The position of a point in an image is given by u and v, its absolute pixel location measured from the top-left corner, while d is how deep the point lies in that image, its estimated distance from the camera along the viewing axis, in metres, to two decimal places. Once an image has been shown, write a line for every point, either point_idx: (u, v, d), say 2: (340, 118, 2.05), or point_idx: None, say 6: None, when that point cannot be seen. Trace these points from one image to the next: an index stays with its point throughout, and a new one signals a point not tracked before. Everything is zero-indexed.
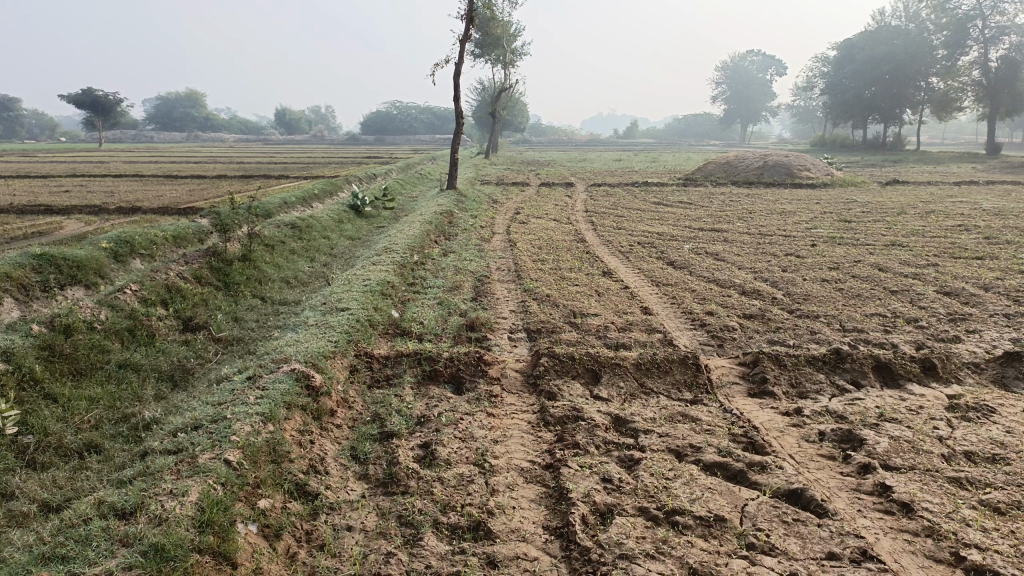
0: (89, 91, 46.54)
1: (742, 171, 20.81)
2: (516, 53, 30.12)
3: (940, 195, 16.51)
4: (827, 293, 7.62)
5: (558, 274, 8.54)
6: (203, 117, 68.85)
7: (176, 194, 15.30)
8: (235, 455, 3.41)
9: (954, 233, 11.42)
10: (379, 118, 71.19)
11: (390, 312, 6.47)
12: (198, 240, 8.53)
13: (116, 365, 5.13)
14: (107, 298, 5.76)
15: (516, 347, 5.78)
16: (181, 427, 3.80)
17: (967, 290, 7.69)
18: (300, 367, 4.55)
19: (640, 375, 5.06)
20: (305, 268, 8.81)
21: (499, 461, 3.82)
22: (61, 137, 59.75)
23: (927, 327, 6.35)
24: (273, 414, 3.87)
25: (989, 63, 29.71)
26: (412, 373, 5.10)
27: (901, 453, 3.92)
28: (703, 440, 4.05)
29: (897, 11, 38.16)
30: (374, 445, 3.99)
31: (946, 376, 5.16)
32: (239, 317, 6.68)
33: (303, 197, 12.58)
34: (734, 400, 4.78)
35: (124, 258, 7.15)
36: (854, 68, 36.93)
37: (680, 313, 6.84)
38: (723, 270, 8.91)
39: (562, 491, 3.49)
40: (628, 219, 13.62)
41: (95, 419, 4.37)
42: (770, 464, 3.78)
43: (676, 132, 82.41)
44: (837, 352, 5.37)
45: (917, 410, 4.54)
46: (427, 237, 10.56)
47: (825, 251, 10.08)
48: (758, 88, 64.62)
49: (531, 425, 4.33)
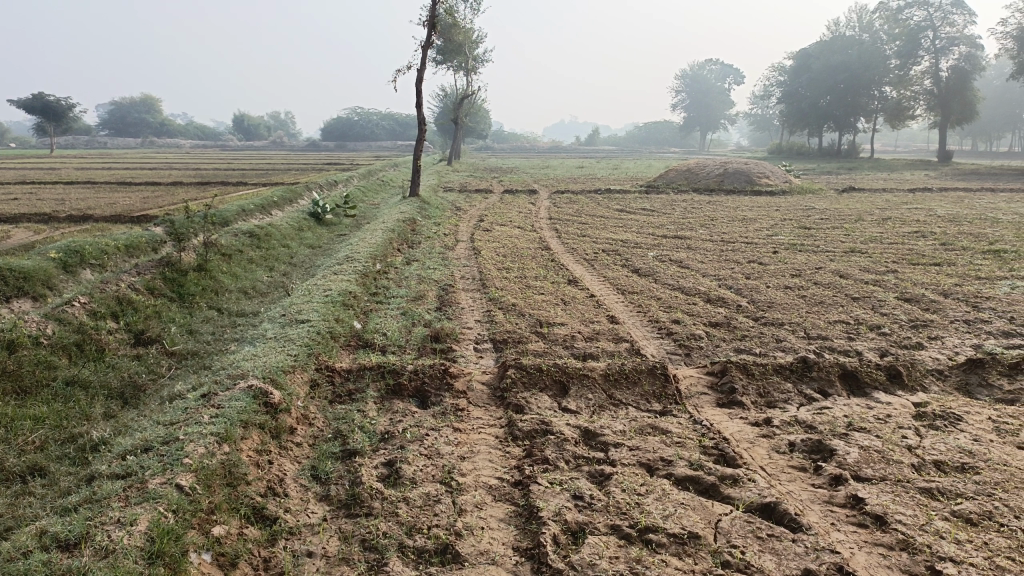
0: (40, 97, 45.27)
1: (703, 179, 20.97)
2: (478, 59, 30.05)
3: (896, 202, 16.83)
4: (791, 300, 7.66)
5: (524, 283, 8.45)
6: (159, 123, 67.47)
7: (130, 202, 14.86)
8: (188, 479, 3.23)
9: (912, 240, 11.60)
10: (339, 125, 70.56)
11: (352, 323, 6.31)
12: (152, 249, 8.25)
13: (63, 382, 4.89)
14: (53, 311, 5.50)
15: (481, 358, 5.67)
16: (130, 449, 3.61)
17: (927, 296, 7.78)
18: (257, 383, 4.37)
19: (608, 386, 4.98)
20: (264, 278, 8.59)
21: (466, 478, 3.70)
22: (10, 143, 58.05)
23: (890, 334, 6.40)
24: (228, 434, 3.69)
25: (940, 73, 30.47)
26: (375, 387, 4.95)
27: (872, 463, 3.90)
28: (675, 453, 3.98)
29: (851, 23, 39.03)
30: (336, 464, 3.84)
31: (911, 384, 5.18)
32: (194, 330, 6.46)
33: (262, 205, 12.30)
34: (703, 410, 4.73)
35: (73, 269, 6.87)
36: (810, 77, 37.60)
37: (646, 322, 6.79)
38: (688, 278, 8.90)
39: (533, 509, 3.38)
40: (592, 226, 13.60)
41: (39, 439, 4.14)
42: (743, 477, 3.72)
43: (636, 140, 83.11)
44: (804, 361, 5.36)
45: (885, 419, 4.54)
46: (390, 245, 10.39)
47: (787, 258, 10.16)
48: (716, 96, 65.55)
49: (499, 440, 4.21)
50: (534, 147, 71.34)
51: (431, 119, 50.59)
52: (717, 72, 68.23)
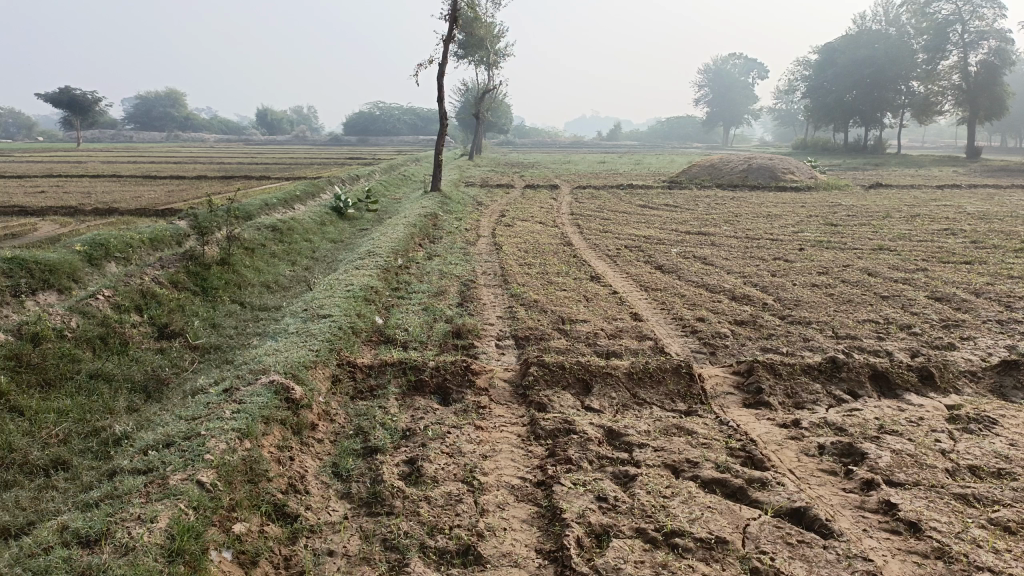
0: (67, 91, 45.87)
1: (726, 174, 20.75)
2: (499, 53, 30.00)
3: (925, 199, 16.54)
4: (819, 298, 7.52)
5: (546, 279, 8.39)
6: (183, 117, 68.06)
7: (155, 195, 14.96)
8: (209, 475, 3.21)
9: (941, 237, 11.38)
10: (361, 119, 70.79)
11: (374, 318, 6.28)
12: (176, 243, 8.28)
13: (87, 376, 4.90)
14: (78, 305, 5.53)
15: (504, 355, 5.62)
16: (151, 445, 3.59)
17: (958, 295, 7.61)
18: (279, 379, 4.34)
19: (632, 386, 4.91)
20: (286, 272, 8.60)
21: (489, 478, 3.65)
22: (39, 137, 58.99)
23: (921, 334, 6.26)
24: (250, 430, 3.67)
25: (969, 67, 29.93)
26: (397, 384, 4.91)
27: (905, 467, 3.80)
28: (701, 455, 3.90)
29: (877, 16, 38.46)
30: (356, 462, 3.81)
31: (944, 386, 5.05)
32: (217, 324, 6.46)
33: (284, 199, 12.33)
34: (729, 411, 4.64)
35: (98, 262, 6.90)
36: (835, 72, 37.10)
37: (670, 320, 6.70)
38: (712, 275, 8.78)
39: (556, 511, 3.32)
40: (614, 222, 13.49)
41: (62, 433, 4.15)
42: (771, 481, 3.63)
43: (659, 135, 82.54)
44: (833, 361, 5.25)
45: (918, 422, 4.42)
46: (412, 240, 10.36)
47: (813, 255, 10.00)
48: (740, 91, 64.93)
49: (521, 439, 4.15)
50: (555, 142, 71.05)
51: (453, 113, 50.57)
52: (741, 66, 67.42)
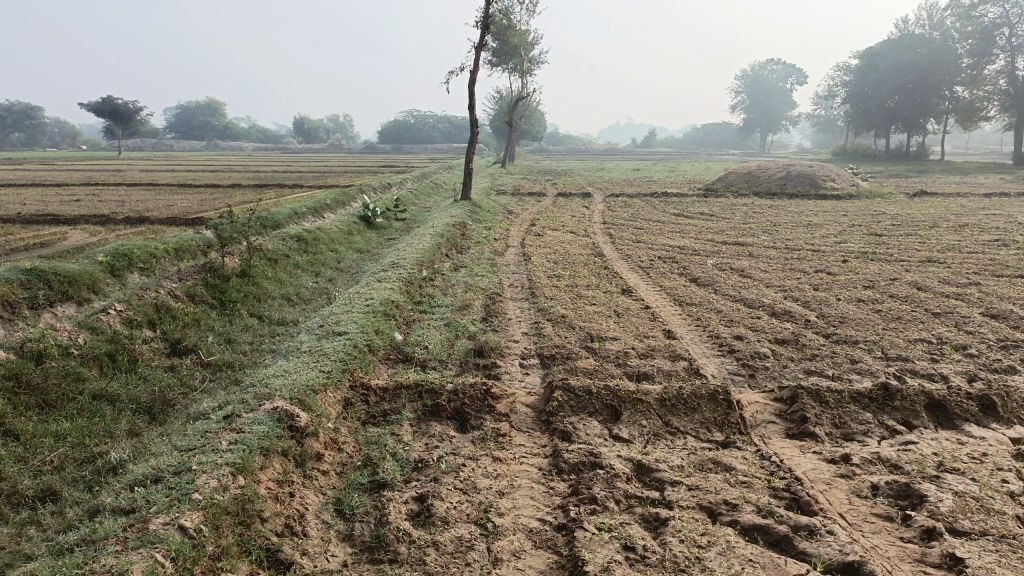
0: (109, 100, 46.70)
1: (764, 181, 20.19)
2: (533, 61, 29.73)
3: (972, 208, 15.86)
4: (866, 315, 7.07)
5: (575, 292, 8.07)
6: (223, 125, 69.11)
7: (188, 203, 14.96)
8: (194, 519, 2.94)
9: (992, 249, 10.79)
10: (396, 127, 71.06)
11: (393, 335, 6.00)
12: (201, 253, 8.12)
13: (91, 397, 4.67)
14: (87, 320, 5.33)
15: (528, 377, 5.29)
16: (140, 479, 3.34)
17: (1016, 312, 7.11)
18: (283, 405, 4.07)
19: (664, 413, 4.55)
20: (309, 284, 8.38)
21: (504, 519, 3.33)
22: (84, 146, 60.63)
23: (978, 355, 5.80)
24: (245, 464, 3.40)
25: (1017, 71, 28.95)
26: (412, 408, 4.61)
27: (969, 513, 3.38)
28: (740, 495, 3.53)
29: (921, 18, 37.34)
30: (361, 498, 3.51)
31: (1007, 417, 4.61)
32: (232, 339, 6.25)
33: (314, 208, 12.19)
34: (771, 442, 4.27)
35: (120, 273, 6.73)
36: (875, 76, 36.11)
37: (706, 338, 6.30)
38: (751, 288, 8.36)
39: (577, 562, 2.98)
40: (648, 231, 13.10)
41: (57, 459, 3.92)
42: (820, 529, 3.26)
43: (693, 140, 81.48)
44: (885, 388, 4.81)
45: (981, 459, 3.99)
46: (439, 251, 10.08)
47: (857, 268, 9.52)
48: (778, 97, 63.91)
49: (542, 473, 3.82)
50: (588, 149, 70.60)
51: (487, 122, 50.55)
52: (779, 72, 66.33)
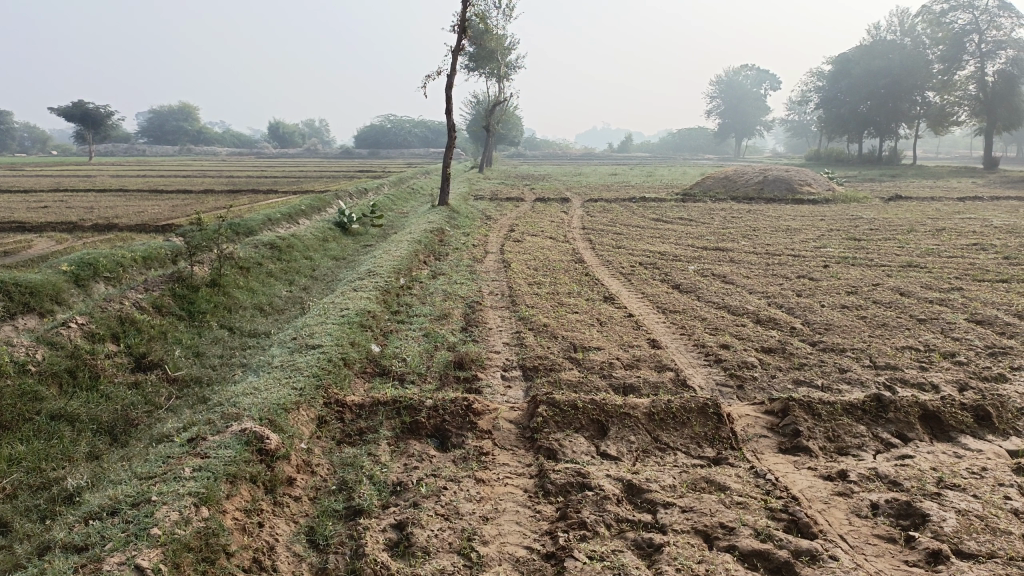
0: (79, 105, 45.83)
1: (742, 185, 20.19)
2: (510, 65, 29.65)
3: (948, 212, 15.93)
4: (851, 322, 6.96)
5: (557, 299, 7.90)
6: (195, 130, 68.16)
7: (159, 210, 14.59)
8: (152, 558, 2.71)
9: (971, 253, 10.78)
10: (372, 132, 70.58)
11: (369, 347, 5.78)
12: (170, 262, 7.83)
13: (48, 417, 4.40)
14: (46, 335, 5.05)
15: (510, 390, 5.10)
16: (96, 511, 3.10)
17: (1001, 318, 7.04)
18: (253, 427, 3.84)
19: (653, 428, 4.38)
20: (282, 293, 8.11)
21: (488, 548, 3.13)
22: (54, 152, 59.51)
23: (968, 363, 5.69)
24: (210, 494, 3.17)
25: (986, 77, 29.36)
26: (389, 426, 4.39)
27: (974, 533, 3.24)
28: (736, 517, 3.36)
29: (892, 24, 37.78)
30: (336, 527, 3.29)
31: (1003, 428, 4.48)
32: (201, 352, 5.99)
33: (288, 214, 11.90)
34: (764, 458, 4.12)
35: (84, 282, 6.44)
36: (847, 82, 36.48)
37: (691, 347, 6.15)
38: (733, 295, 8.23)
39: None
40: (628, 236, 12.98)
41: (9, 486, 3.66)
42: (821, 554, 3.10)
43: (669, 146, 81.88)
44: (878, 400, 4.67)
45: (981, 473, 3.86)
46: (416, 258, 9.87)
47: (839, 273, 9.44)
48: (753, 102, 64.45)
49: (527, 496, 3.62)
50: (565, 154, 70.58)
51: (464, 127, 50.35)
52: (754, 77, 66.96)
